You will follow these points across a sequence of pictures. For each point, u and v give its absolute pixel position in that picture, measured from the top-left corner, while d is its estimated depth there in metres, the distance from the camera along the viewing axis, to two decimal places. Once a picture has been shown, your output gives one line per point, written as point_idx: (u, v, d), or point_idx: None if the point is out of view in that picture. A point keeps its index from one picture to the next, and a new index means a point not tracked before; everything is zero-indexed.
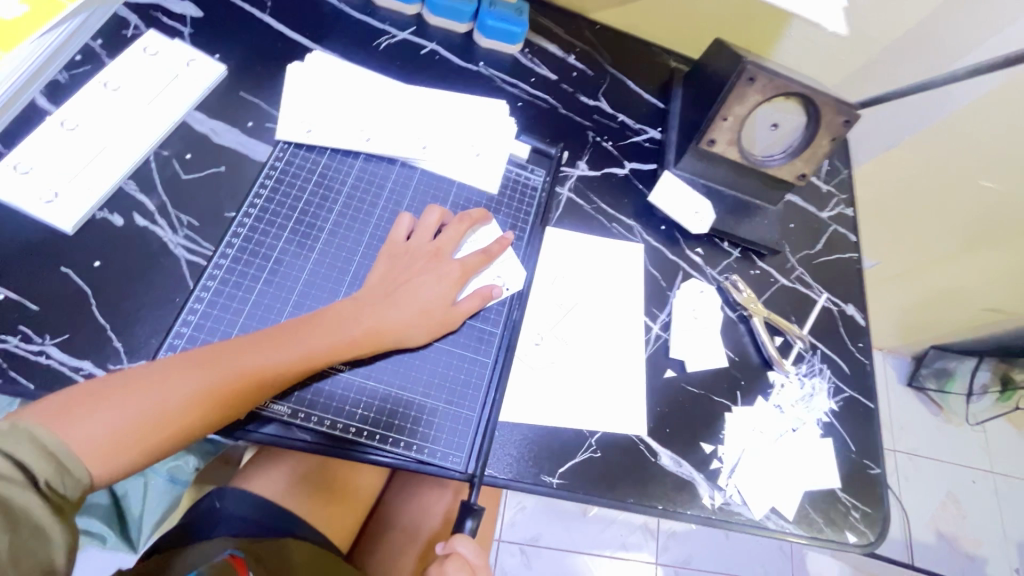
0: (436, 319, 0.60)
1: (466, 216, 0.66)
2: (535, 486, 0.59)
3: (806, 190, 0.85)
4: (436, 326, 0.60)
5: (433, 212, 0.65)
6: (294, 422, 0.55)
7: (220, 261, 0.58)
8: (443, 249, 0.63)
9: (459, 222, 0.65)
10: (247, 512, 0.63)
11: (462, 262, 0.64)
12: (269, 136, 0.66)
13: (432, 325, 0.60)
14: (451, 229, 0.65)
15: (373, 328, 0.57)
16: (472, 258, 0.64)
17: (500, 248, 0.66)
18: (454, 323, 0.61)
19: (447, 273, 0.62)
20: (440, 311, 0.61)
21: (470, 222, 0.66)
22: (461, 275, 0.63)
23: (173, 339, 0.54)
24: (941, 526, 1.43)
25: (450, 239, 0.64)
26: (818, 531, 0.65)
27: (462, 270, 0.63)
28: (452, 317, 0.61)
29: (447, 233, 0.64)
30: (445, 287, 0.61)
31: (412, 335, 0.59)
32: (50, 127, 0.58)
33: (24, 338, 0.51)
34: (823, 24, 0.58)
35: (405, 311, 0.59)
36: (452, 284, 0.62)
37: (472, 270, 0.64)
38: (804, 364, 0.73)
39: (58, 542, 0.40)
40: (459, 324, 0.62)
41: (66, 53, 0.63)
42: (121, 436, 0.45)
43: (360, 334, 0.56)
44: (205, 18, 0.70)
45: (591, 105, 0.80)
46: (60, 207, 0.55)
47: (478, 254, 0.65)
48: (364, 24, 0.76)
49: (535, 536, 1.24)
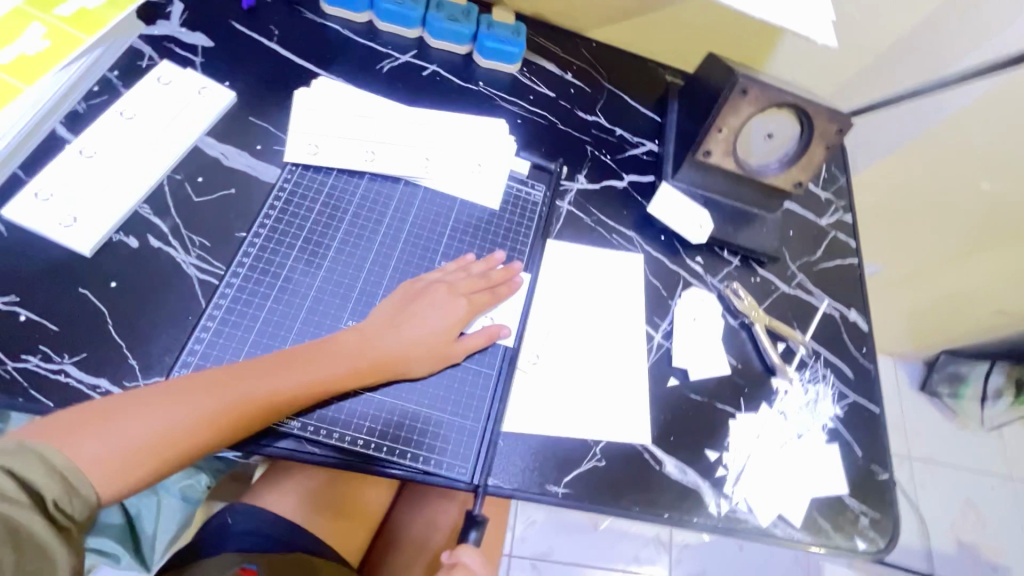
0: (436, 352, 0.61)
1: (464, 260, 0.67)
2: (541, 495, 0.60)
3: (804, 198, 0.86)
4: (436, 355, 0.61)
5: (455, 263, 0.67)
6: (305, 435, 0.56)
7: (232, 279, 0.60)
8: (456, 285, 0.64)
9: (476, 273, 0.66)
10: (260, 525, 0.64)
11: (472, 299, 0.64)
12: (277, 158, 0.68)
13: (432, 357, 0.61)
14: (453, 272, 0.66)
15: (372, 356, 0.58)
16: (481, 296, 0.65)
17: (508, 292, 0.67)
18: (459, 352, 0.62)
19: (456, 308, 0.63)
20: (442, 343, 0.62)
21: (473, 265, 0.67)
22: (469, 312, 0.64)
23: (186, 356, 0.56)
24: (960, 535, 1.41)
25: (467, 282, 0.65)
26: (826, 538, 0.65)
27: (470, 307, 0.64)
28: (454, 350, 0.62)
29: (465, 277, 0.65)
30: (451, 319, 0.62)
31: (411, 365, 0.60)
32: (70, 154, 0.61)
33: (44, 357, 0.53)
34: (811, 36, 0.59)
35: (405, 341, 0.60)
36: (459, 319, 0.63)
37: (479, 308, 0.65)
38: (807, 370, 0.73)
39: (63, 561, 0.42)
40: (461, 358, 0.63)
41: (85, 85, 0.66)
42: (127, 455, 0.47)
43: (360, 363, 0.57)
44: (215, 48, 0.73)
45: (589, 120, 0.82)
46: (78, 230, 0.58)
47: (486, 292, 0.65)
48: (368, 48, 0.78)
49: (547, 550, 1.24)
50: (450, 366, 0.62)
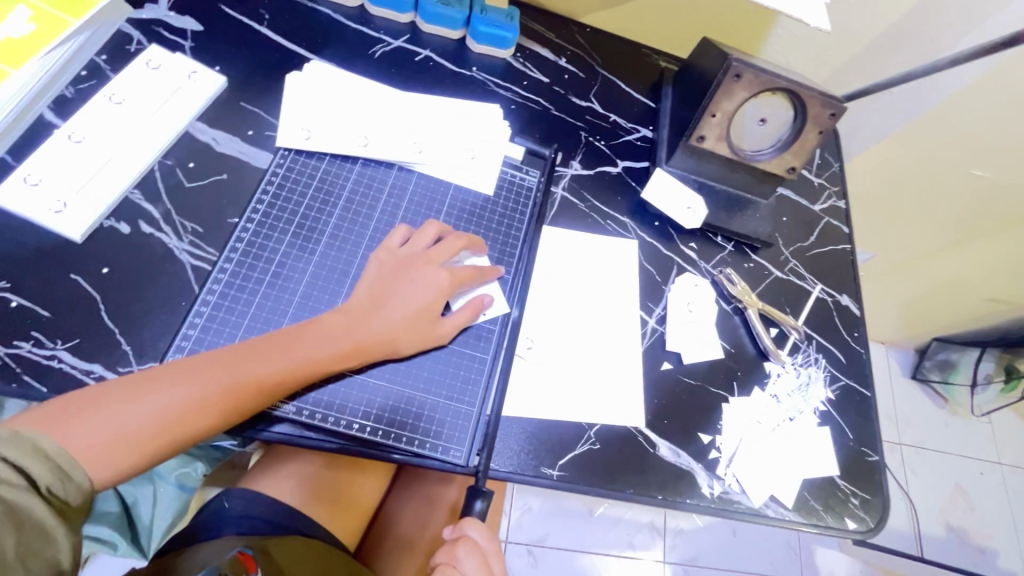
0: (425, 330, 0.61)
1: (439, 227, 0.66)
2: (536, 478, 0.60)
3: (798, 184, 0.86)
4: (424, 333, 0.61)
5: (431, 226, 0.66)
6: (300, 420, 0.56)
7: (225, 265, 0.60)
8: (436, 257, 0.64)
9: (456, 240, 0.66)
10: (256, 509, 0.65)
11: (454, 273, 0.64)
12: (269, 144, 0.68)
13: (420, 334, 0.60)
14: (429, 237, 0.65)
15: (364, 337, 0.58)
16: (462, 271, 0.65)
17: (491, 275, 0.66)
18: (448, 330, 0.62)
19: (438, 282, 0.62)
20: (427, 318, 0.61)
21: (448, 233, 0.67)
22: (452, 286, 0.63)
23: (180, 341, 0.56)
24: (949, 519, 1.43)
25: (445, 251, 0.64)
26: (817, 518, 0.66)
27: (453, 280, 0.63)
28: (441, 327, 0.62)
29: (443, 246, 0.65)
30: (436, 296, 0.62)
31: (400, 345, 0.60)
32: (59, 139, 0.60)
33: (37, 343, 0.53)
34: (804, 19, 0.59)
35: (396, 322, 0.59)
36: (441, 291, 0.62)
37: (462, 281, 0.64)
38: (799, 354, 0.74)
39: (64, 543, 0.42)
40: (450, 338, 0.63)
41: (73, 69, 0.65)
42: (119, 442, 0.47)
43: (349, 344, 0.57)
44: (205, 32, 0.72)
45: (583, 106, 0.82)
46: (69, 216, 0.57)
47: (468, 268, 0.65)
48: (360, 33, 0.78)
49: (543, 536, 1.25)
50: (437, 346, 0.62)
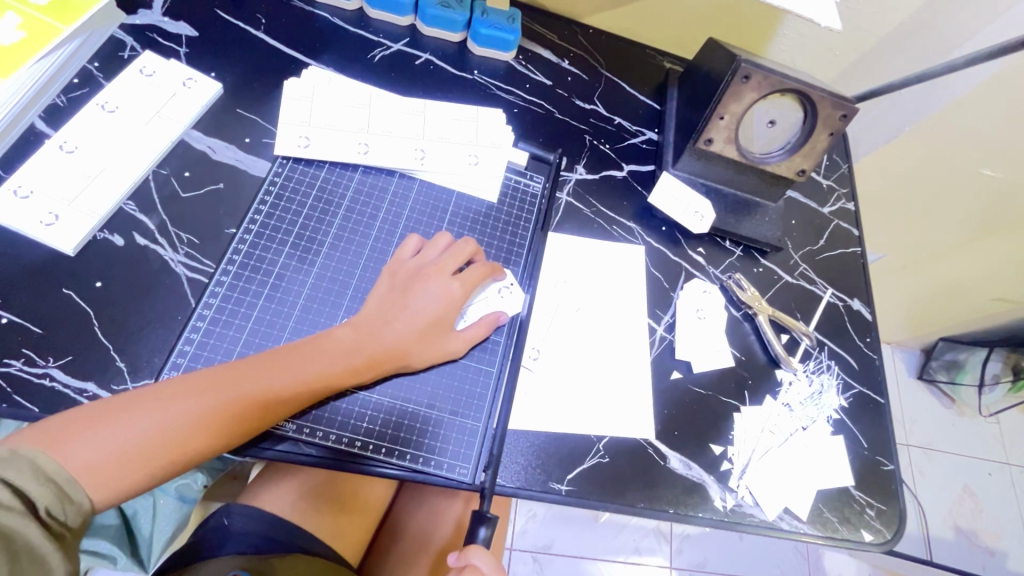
0: (434, 342, 0.59)
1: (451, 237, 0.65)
2: (544, 493, 0.58)
3: (805, 186, 0.85)
4: (430, 349, 0.59)
5: (442, 237, 0.64)
6: (300, 438, 0.55)
7: (222, 277, 0.58)
8: (447, 266, 0.62)
9: (464, 245, 0.64)
10: (257, 528, 0.62)
11: (465, 279, 0.62)
12: (267, 151, 0.66)
13: (428, 350, 0.59)
14: (437, 247, 0.64)
15: (372, 351, 0.56)
16: (473, 272, 0.63)
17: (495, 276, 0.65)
18: (459, 346, 0.60)
19: (449, 289, 0.61)
20: (438, 331, 0.60)
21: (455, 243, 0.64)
22: (463, 297, 0.62)
23: (176, 358, 0.54)
24: (958, 521, 1.41)
25: (454, 258, 0.63)
26: (833, 530, 0.64)
27: (466, 287, 0.62)
28: (453, 340, 0.60)
29: (452, 253, 0.63)
30: (444, 306, 0.60)
31: (409, 359, 0.58)
32: (50, 149, 0.59)
33: (28, 361, 0.51)
34: (815, 19, 0.58)
35: (404, 334, 0.58)
36: (453, 302, 0.61)
37: (475, 282, 0.63)
38: (811, 361, 0.72)
39: (59, 569, 0.40)
40: (462, 351, 0.61)
41: (64, 76, 0.63)
42: (118, 460, 0.44)
43: (357, 360, 0.55)
44: (200, 37, 0.70)
45: (588, 109, 0.80)
46: (62, 229, 0.56)
47: (478, 271, 0.63)
48: (358, 36, 0.76)
49: (547, 543, 1.23)
50: (449, 360, 0.61)
